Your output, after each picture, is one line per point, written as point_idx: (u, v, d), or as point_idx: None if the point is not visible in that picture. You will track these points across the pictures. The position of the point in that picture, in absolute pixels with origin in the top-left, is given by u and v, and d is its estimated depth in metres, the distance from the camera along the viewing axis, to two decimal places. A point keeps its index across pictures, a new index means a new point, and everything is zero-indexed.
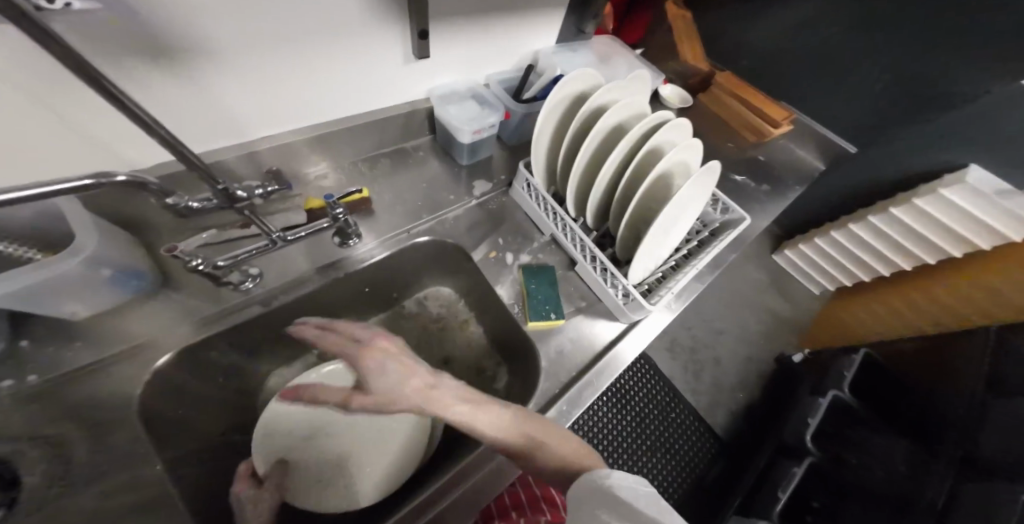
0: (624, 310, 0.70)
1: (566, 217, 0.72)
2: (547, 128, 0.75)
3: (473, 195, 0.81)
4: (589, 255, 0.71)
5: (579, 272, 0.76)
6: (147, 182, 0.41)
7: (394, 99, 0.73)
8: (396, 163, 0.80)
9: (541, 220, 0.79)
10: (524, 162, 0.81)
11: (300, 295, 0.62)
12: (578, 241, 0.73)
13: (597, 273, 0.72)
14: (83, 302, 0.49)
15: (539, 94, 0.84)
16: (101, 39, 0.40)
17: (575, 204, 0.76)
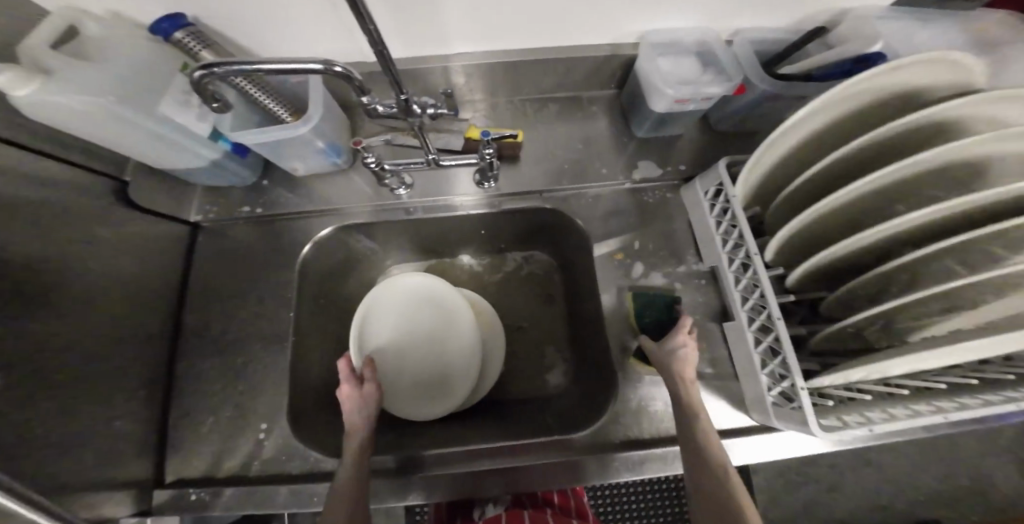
0: (769, 411, 0.49)
1: (760, 262, 0.46)
2: (813, 118, 0.44)
3: (632, 179, 0.67)
4: (760, 325, 0.49)
5: (726, 328, 0.58)
6: (353, 78, 0.40)
7: (600, 36, 0.60)
8: (565, 111, 0.71)
9: (709, 241, 0.59)
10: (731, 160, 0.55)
11: (431, 216, 0.67)
12: (756, 299, 0.49)
13: (756, 349, 0.51)
14: (302, 161, 0.60)
15: (817, 76, 0.57)
16: None
17: (780, 248, 0.48)
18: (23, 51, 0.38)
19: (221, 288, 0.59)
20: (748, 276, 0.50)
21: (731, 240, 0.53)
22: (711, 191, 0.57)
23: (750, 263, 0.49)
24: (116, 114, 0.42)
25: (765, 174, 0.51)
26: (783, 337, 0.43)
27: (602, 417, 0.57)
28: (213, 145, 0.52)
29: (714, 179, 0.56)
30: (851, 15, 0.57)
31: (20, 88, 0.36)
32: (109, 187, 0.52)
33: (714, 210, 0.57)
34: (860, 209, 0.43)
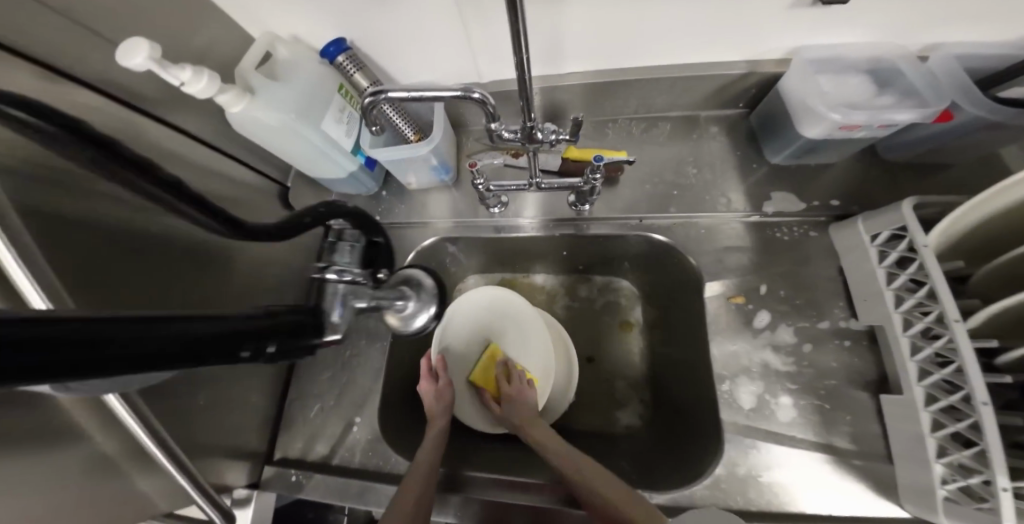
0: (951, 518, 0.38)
1: (958, 328, 0.36)
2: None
3: (758, 211, 0.59)
4: (949, 407, 0.38)
5: (884, 401, 0.46)
6: (488, 104, 0.42)
7: (739, 50, 0.54)
8: (681, 131, 0.65)
9: (873, 294, 0.48)
10: (918, 202, 0.44)
11: (529, 235, 0.67)
12: (943, 372, 0.38)
13: (932, 433, 0.40)
14: (416, 176, 0.65)
15: None
16: None
17: (993, 315, 0.37)
18: (238, 73, 0.47)
19: None
20: (936, 345, 0.39)
21: (911, 294, 0.42)
22: (881, 235, 0.47)
23: (941, 329, 0.39)
24: (293, 129, 0.49)
25: (970, 223, 0.39)
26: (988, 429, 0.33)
27: (701, 480, 0.49)
28: (353, 159, 0.59)
29: (892, 222, 0.45)
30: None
31: (236, 105, 0.46)
32: (276, 191, 0.62)
33: (886, 258, 0.46)
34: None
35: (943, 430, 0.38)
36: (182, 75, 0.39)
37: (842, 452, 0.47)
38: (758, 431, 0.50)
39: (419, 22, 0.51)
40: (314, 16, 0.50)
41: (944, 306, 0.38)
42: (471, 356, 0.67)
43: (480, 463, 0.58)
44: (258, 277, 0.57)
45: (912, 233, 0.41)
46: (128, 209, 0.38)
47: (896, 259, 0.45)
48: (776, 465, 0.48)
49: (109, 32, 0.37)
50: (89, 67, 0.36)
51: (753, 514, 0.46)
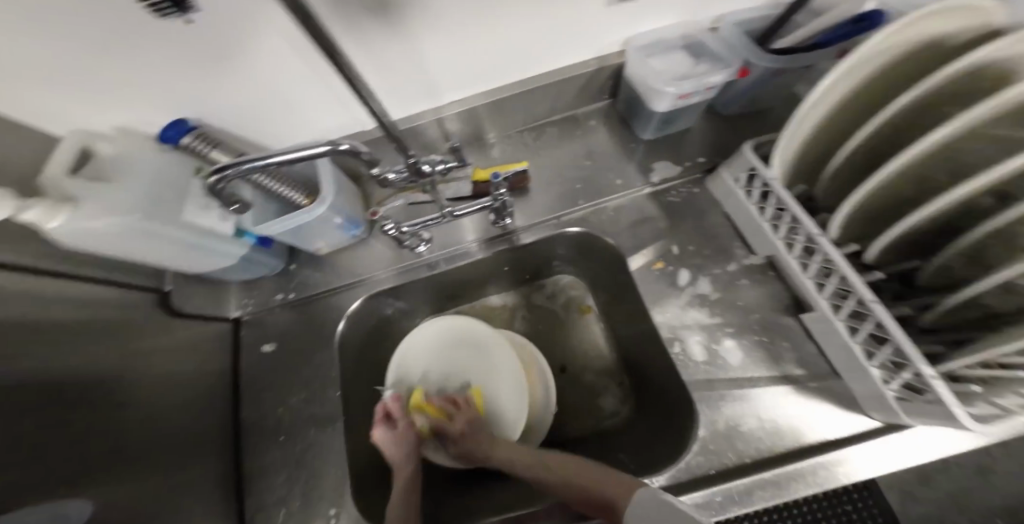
0: (894, 409, 0.41)
1: (824, 242, 0.42)
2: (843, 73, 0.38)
3: (651, 183, 0.65)
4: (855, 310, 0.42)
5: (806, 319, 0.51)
6: (362, 153, 0.40)
7: (586, 50, 0.60)
8: (563, 132, 0.70)
9: (757, 230, 0.54)
10: (753, 141, 0.52)
11: (462, 262, 0.65)
12: (834, 280, 0.43)
13: (852, 339, 0.44)
14: (324, 239, 0.61)
15: (810, 40, 0.54)
16: (332, 9, 0.41)
17: (848, 220, 0.43)
18: (49, 184, 0.39)
19: (270, 377, 0.59)
20: (818, 262, 0.44)
21: (784, 220, 0.48)
22: (742, 177, 0.54)
23: (817, 247, 0.44)
24: (143, 230, 0.43)
25: (798, 147, 0.46)
26: (884, 319, 0.36)
27: (691, 448, 0.49)
28: (239, 241, 0.54)
29: (743, 165, 0.52)
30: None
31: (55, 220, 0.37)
32: (154, 301, 0.51)
33: (753, 196, 0.53)
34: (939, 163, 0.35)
35: (860, 334, 0.42)
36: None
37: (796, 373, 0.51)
38: (719, 380, 0.52)
39: (273, 85, 0.49)
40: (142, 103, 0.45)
41: (807, 227, 0.43)
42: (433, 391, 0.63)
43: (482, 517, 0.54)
44: (162, 404, 0.47)
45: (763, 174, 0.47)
46: None
47: (761, 196, 0.52)
48: (747, 411, 0.50)
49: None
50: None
51: (746, 465, 0.47)
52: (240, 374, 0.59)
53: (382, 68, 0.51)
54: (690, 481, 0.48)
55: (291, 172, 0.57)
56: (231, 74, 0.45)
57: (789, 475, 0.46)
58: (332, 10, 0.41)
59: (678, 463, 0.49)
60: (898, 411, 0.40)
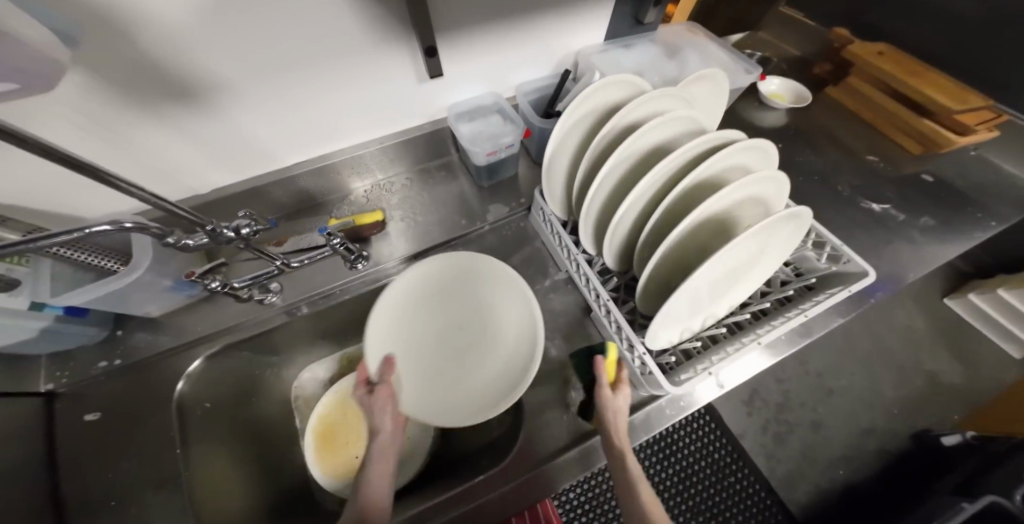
0: (641, 381, 0.56)
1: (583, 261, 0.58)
2: (574, 130, 0.58)
3: (488, 221, 0.77)
4: (605, 309, 0.57)
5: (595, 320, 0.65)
6: (149, 228, 0.42)
7: (413, 116, 0.72)
8: (414, 182, 0.81)
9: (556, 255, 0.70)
10: (540, 188, 0.68)
11: (321, 306, 0.69)
12: (591, 287, 0.59)
13: (611, 330, 0.58)
14: (155, 303, 0.61)
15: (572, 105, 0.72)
16: (129, 91, 0.46)
17: (593, 240, 0.59)
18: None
19: (96, 449, 0.55)
20: (584, 275, 0.60)
21: (562, 246, 0.64)
22: (539, 216, 0.69)
23: (580, 263, 0.59)
24: None
25: (565, 182, 0.63)
26: (618, 317, 0.53)
27: (519, 440, 0.56)
28: (40, 314, 0.51)
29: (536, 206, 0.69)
30: (581, 54, 0.76)
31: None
32: None
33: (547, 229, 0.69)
34: (631, 184, 0.56)
35: (609, 325, 0.58)
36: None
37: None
38: (542, 376, 0.62)
39: None
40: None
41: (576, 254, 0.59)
42: (231, 458, 0.63)
43: None
44: None
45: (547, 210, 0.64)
46: None
47: (553, 228, 0.66)
48: (563, 402, 0.60)
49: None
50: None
51: (562, 448, 0.56)
52: (57, 451, 0.54)
53: (199, 137, 0.55)
54: (517, 468, 0.54)
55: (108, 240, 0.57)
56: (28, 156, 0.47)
57: (594, 447, 0.55)
58: (125, 91, 0.46)
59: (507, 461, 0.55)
60: (641, 381, 0.55)
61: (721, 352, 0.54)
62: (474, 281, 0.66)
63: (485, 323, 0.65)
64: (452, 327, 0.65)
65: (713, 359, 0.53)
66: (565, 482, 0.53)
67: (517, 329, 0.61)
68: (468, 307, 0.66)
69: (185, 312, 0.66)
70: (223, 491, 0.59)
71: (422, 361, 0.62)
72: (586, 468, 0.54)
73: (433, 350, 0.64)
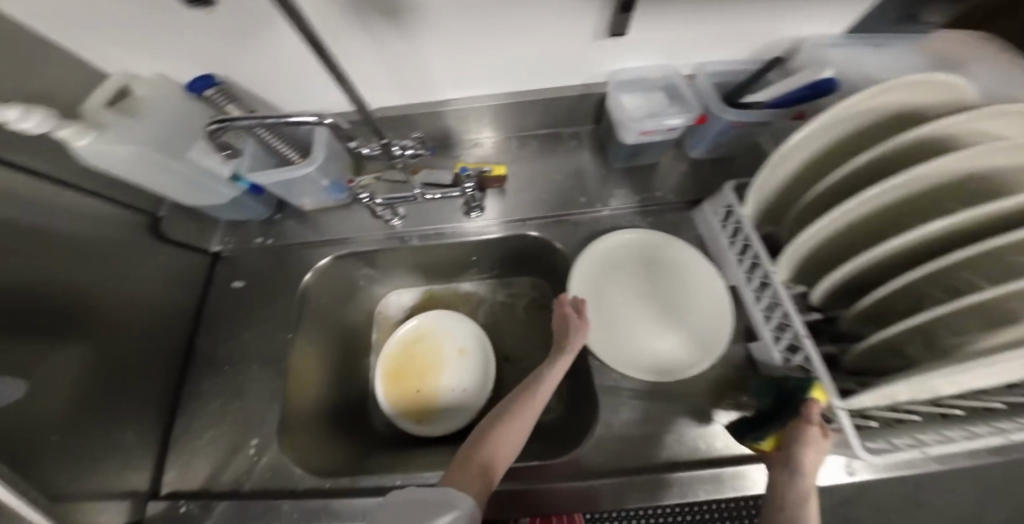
0: None
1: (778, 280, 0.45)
2: (841, 125, 0.43)
3: (609, 206, 0.69)
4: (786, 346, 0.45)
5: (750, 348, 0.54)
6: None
7: (571, 76, 0.67)
8: (544, 146, 0.76)
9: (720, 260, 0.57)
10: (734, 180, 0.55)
11: (426, 243, 0.71)
12: (777, 316, 0.46)
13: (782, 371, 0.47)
14: (311, 197, 0.68)
15: (771, 102, 0.57)
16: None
17: (798, 264, 0.46)
18: (88, 112, 0.47)
19: (231, 309, 0.66)
20: (767, 296, 0.47)
21: (746, 260, 0.51)
22: (719, 213, 0.57)
23: (769, 282, 0.47)
24: (150, 159, 0.50)
25: (780, 186, 0.50)
26: (816, 362, 0.39)
27: (586, 441, 0.53)
28: (233, 186, 0.61)
29: (721, 201, 0.56)
30: (807, 43, 0.60)
31: (82, 139, 0.44)
32: (146, 223, 0.60)
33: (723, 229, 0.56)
34: (895, 214, 0.40)
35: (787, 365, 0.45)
36: (9, 114, 0.37)
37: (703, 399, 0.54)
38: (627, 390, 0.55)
39: (284, 57, 0.56)
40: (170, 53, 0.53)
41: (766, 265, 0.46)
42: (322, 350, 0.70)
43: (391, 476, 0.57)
44: (138, 310, 0.56)
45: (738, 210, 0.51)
46: None
47: (732, 228, 0.54)
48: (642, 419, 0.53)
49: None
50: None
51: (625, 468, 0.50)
52: (206, 304, 0.66)
53: (379, 51, 0.57)
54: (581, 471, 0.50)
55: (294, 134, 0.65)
56: (248, 46, 0.53)
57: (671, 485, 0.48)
58: None
59: (567, 456, 0.51)
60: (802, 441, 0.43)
61: (934, 432, 0.38)
62: (668, 272, 0.61)
63: (670, 299, 0.60)
64: (619, 295, 0.62)
65: (922, 436, 0.38)
66: (629, 504, 0.48)
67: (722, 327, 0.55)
68: (641, 288, 0.62)
69: (317, 211, 0.73)
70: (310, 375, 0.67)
71: (613, 291, 0.61)
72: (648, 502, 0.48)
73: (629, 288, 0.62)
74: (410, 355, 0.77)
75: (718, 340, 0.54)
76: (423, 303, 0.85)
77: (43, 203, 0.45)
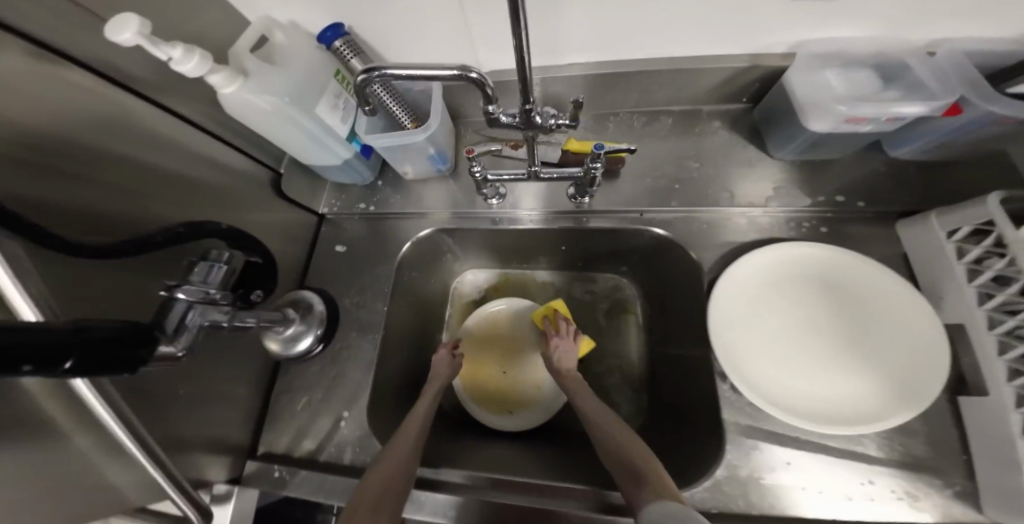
0: None
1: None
2: None
3: (763, 206, 0.55)
4: None
5: (962, 402, 0.41)
6: (486, 86, 0.39)
7: (737, 40, 0.54)
8: (679, 125, 0.64)
9: (948, 293, 0.43)
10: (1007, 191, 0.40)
11: (527, 228, 0.64)
12: None
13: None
14: (411, 164, 0.64)
15: None
16: None
17: None
18: (233, 56, 0.46)
19: (334, 272, 0.65)
20: None
21: (1007, 297, 0.38)
22: (962, 230, 0.42)
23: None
24: (286, 114, 0.49)
25: None
26: None
27: (699, 482, 0.44)
28: (348, 146, 0.58)
29: (973, 216, 0.41)
30: None
31: (229, 86, 0.44)
32: (269, 179, 0.62)
33: (966, 254, 0.42)
34: None
35: None
36: (173, 52, 0.38)
37: (865, 457, 0.42)
38: (756, 428, 0.46)
39: (415, 11, 0.51)
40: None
41: None
42: (409, 326, 0.68)
43: (465, 465, 0.54)
44: None
45: (999, 228, 0.38)
46: (118, 196, 0.38)
47: (979, 255, 0.41)
48: (775, 467, 0.43)
49: (104, 13, 0.37)
50: (87, 49, 0.36)
51: (752, 517, 0.42)
52: (310, 265, 0.67)
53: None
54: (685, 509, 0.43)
55: (409, 95, 0.61)
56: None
57: None
58: None
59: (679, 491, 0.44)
60: None
61: None
62: (856, 300, 0.48)
63: (861, 333, 0.47)
64: (782, 320, 0.50)
65: None
66: None
67: (929, 382, 0.40)
68: (814, 315, 0.49)
69: (417, 181, 0.69)
70: (394, 350, 0.64)
71: (779, 305, 0.50)
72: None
73: (803, 306, 0.50)
74: (490, 336, 0.72)
75: (928, 393, 0.40)
76: (499, 288, 0.78)
77: (184, 147, 0.47)
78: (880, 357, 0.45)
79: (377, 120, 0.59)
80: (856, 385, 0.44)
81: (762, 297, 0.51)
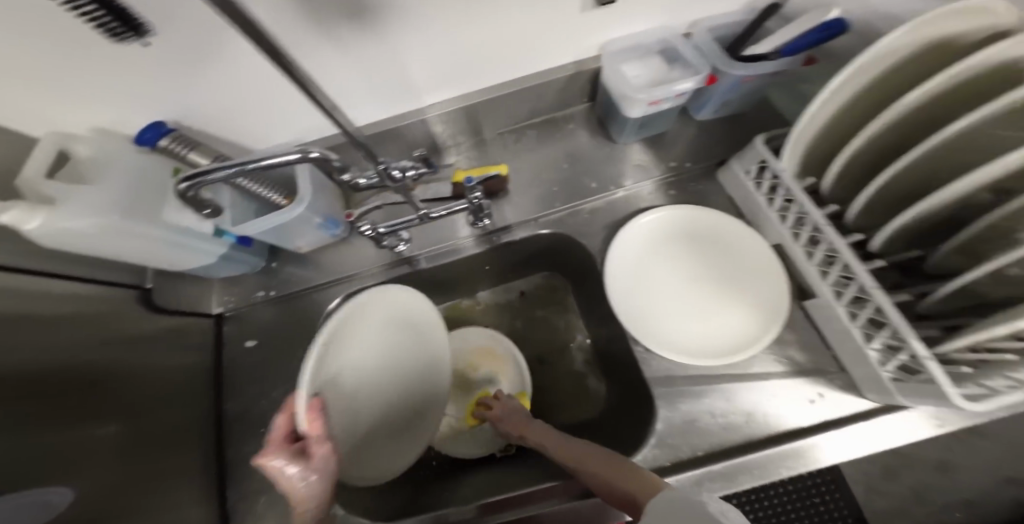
0: (885, 389, 0.43)
1: (834, 234, 0.43)
2: (879, 59, 0.39)
3: (624, 187, 0.65)
4: (852, 296, 0.43)
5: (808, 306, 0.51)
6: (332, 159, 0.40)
7: (559, 56, 0.62)
8: (543, 134, 0.72)
9: (763, 220, 0.55)
10: (767, 131, 0.52)
11: (440, 261, 0.67)
12: (835, 267, 0.44)
13: (853, 323, 0.45)
14: (302, 237, 0.63)
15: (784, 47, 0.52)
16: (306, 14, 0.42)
17: (866, 205, 0.43)
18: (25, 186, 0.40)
19: (254, 370, 0.61)
20: (822, 250, 0.46)
21: (793, 215, 0.49)
22: (754, 170, 0.54)
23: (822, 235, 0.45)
24: (125, 230, 0.45)
25: (829, 136, 0.47)
26: (885, 303, 0.38)
27: (649, 440, 0.50)
28: (219, 241, 0.56)
29: (754, 158, 0.53)
30: None
31: (30, 221, 0.39)
32: (132, 296, 0.54)
33: (762, 188, 0.53)
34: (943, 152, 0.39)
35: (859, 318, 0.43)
36: None
37: (767, 373, 0.51)
38: (680, 377, 0.53)
39: (252, 92, 0.51)
40: (110, 110, 0.46)
41: (815, 216, 0.44)
42: None
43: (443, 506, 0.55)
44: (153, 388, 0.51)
45: (771, 164, 0.49)
46: None
47: (769, 186, 0.52)
48: (702, 407, 0.50)
49: None
50: None
51: (701, 459, 0.48)
52: (222, 371, 0.62)
53: (355, 67, 0.51)
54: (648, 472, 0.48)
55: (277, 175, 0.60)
56: (214, 90, 0.48)
57: (739, 468, 0.47)
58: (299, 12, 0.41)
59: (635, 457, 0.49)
60: (889, 389, 0.42)
61: None
62: (716, 246, 0.59)
63: (725, 274, 0.57)
64: (669, 278, 0.59)
65: None
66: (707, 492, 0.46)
67: (770, 303, 0.53)
68: (691, 267, 0.59)
69: (318, 251, 0.68)
70: None
71: (663, 267, 0.60)
72: (733, 487, 0.46)
73: (682, 263, 0.60)
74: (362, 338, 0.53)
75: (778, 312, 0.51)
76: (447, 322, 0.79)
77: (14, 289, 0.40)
78: (742, 290, 0.55)
79: (242, 207, 0.57)
80: (730, 319, 0.55)
81: (649, 263, 0.60)
